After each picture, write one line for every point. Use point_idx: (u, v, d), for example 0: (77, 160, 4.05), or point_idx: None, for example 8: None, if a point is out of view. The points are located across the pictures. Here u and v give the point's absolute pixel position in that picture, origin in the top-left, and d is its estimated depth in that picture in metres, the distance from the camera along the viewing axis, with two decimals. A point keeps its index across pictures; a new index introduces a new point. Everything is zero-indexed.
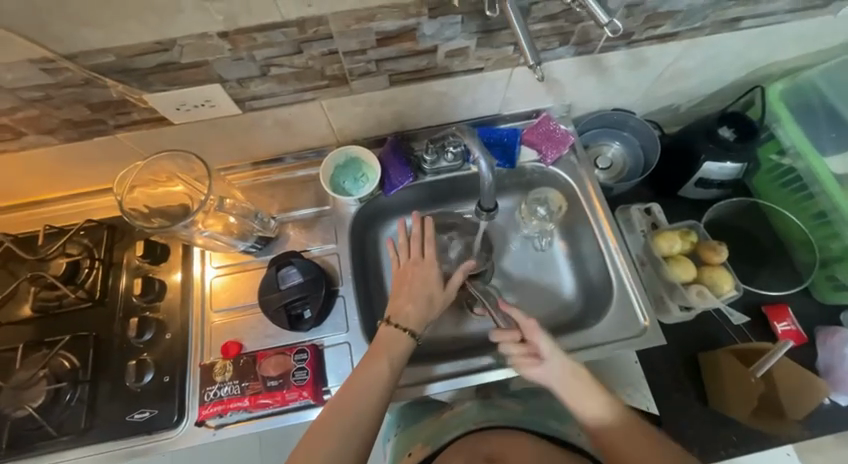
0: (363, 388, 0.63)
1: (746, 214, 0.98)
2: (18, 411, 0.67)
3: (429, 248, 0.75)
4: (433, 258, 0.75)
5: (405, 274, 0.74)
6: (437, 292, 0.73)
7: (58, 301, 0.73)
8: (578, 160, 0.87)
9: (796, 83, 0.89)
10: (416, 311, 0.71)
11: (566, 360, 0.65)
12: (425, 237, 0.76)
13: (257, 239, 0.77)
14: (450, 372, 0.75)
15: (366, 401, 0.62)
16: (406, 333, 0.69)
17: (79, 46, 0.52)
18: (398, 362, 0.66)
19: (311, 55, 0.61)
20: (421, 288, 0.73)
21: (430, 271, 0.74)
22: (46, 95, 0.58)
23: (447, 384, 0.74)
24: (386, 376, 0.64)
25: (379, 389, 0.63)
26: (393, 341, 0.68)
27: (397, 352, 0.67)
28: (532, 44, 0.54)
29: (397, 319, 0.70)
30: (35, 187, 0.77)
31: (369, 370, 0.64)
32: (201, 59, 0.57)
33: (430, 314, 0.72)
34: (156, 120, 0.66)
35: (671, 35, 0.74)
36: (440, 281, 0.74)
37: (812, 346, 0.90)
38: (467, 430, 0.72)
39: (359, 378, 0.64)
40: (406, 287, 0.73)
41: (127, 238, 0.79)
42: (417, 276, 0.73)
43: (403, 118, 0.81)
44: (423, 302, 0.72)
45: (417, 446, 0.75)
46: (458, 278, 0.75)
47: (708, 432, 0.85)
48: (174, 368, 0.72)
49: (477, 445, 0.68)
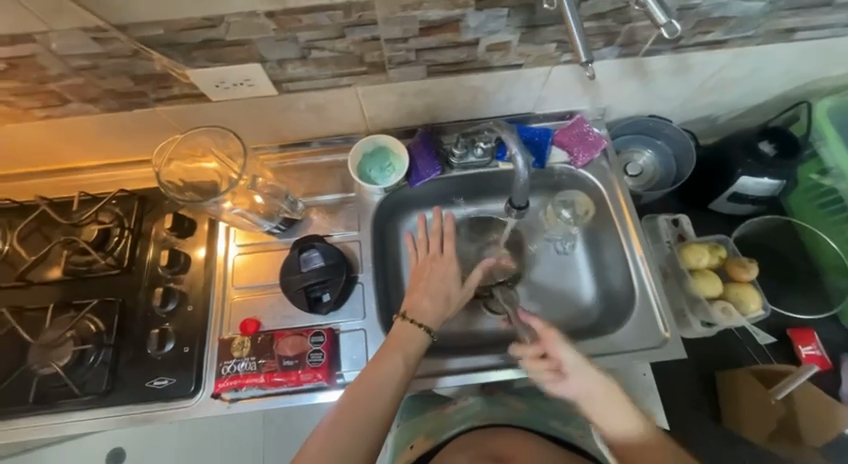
0: (377, 384, 0.64)
1: (777, 234, 0.96)
2: (44, 368, 0.69)
3: (448, 245, 0.76)
4: (453, 255, 0.75)
5: (422, 270, 0.74)
6: (454, 290, 0.73)
7: (88, 266, 0.76)
8: (609, 165, 0.85)
9: (846, 101, 0.85)
10: (433, 307, 0.71)
11: (591, 374, 0.64)
12: (445, 232, 0.76)
13: (282, 220, 0.78)
14: (462, 368, 0.75)
15: (380, 397, 0.63)
16: (420, 329, 0.69)
17: (131, 17, 0.53)
18: (412, 359, 0.67)
19: (352, 40, 0.61)
20: (438, 284, 0.73)
21: (448, 269, 0.74)
22: (93, 64, 0.59)
23: (458, 380, 0.73)
24: (401, 371, 0.65)
25: (394, 382, 0.64)
26: (409, 337, 0.68)
27: (411, 348, 0.67)
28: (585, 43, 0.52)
29: (414, 315, 0.70)
30: (72, 154, 0.79)
31: (385, 368, 0.65)
32: (246, 37, 0.57)
33: (446, 312, 0.72)
34: (194, 96, 0.67)
35: (720, 42, 0.71)
36: (458, 279, 0.74)
37: (836, 374, 0.87)
38: (473, 427, 0.73)
39: (375, 374, 0.65)
40: (424, 283, 0.73)
41: (155, 210, 0.80)
42: (435, 273, 0.73)
43: (435, 110, 0.80)
44: (441, 299, 0.72)
45: (420, 438, 0.76)
46: (477, 275, 0.75)
47: (719, 452, 0.84)
48: (194, 340, 0.73)
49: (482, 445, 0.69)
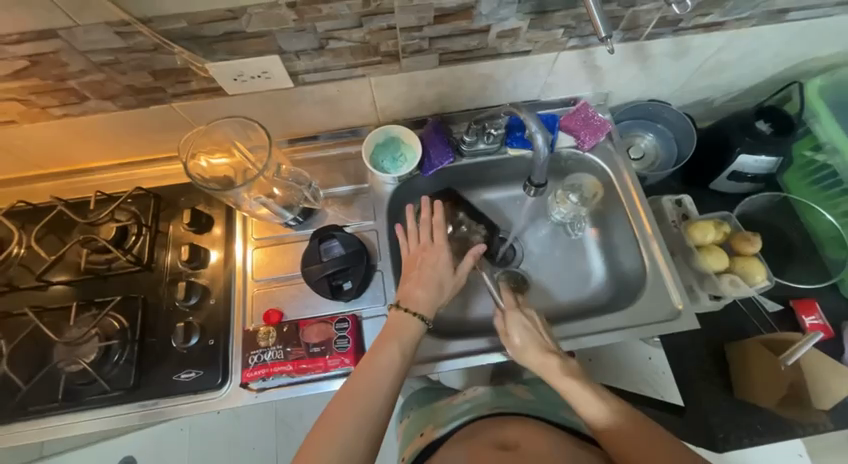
0: (369, 377, 0.63)
1: (776, 210, 0.99)
2: (72, 365, 0.69)
3: (438, 233, 0.77)
4: (443, 242, 0.76)
5: (414, 259, 0.75)
6: (447, 277, 0.74)
7: (108, 264, 0.76)
8: (615, 148, 0.88)
9: (836, 79, 0.89)
10: (426, 295, 0.71)
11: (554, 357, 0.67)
12: (434, 222, 0.78)
13: (300, 211, 0.80)
14: (462, 351, 0.77)
15: (376, 390, 0.62)
16: (415, 317, 0.69)
17: (155, 11, 0.54)
18: (408, 348, 0.67)
19: (369, 30, 0.62)
20: (430, 272, 0.74)
21: (438, 257, 0.75)
22: (115, 59, 0.60)
23: (452, 363, 0.76)
24: (398, 360, 0.65)
25: (394, 372, 0.64)
26: (401, 325, 0.68)
27: (406, 338, 0.67)
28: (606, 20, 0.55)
29: (407, 303, 0.71)
30: (86, 154, 0.80)
31: (377, 361, 0.64)
32: (266, 29, 0.58)
33: (440, 299, 0.72)
34: (212, 90, 0.68)
35: (718, 24, 0.74)
36: (449, 266, 0.75)
37: (838, 341, 0.90)
38: (480, 415, 0.73)
39: (371, 368, 0.64)
40: (417, 271, 0.73)
41: (172, 208, 0.81)
42: (426, 260, 0.75)
43: (444, 99, 0.82)
44: (434, 287, 0.72)
45: (430, 427, 0.77)
46: (469, 261, 0.76)
47: (732, 421, 0.87)
48: (219, 332, 0.74)
49: (488, 431, 0.69)
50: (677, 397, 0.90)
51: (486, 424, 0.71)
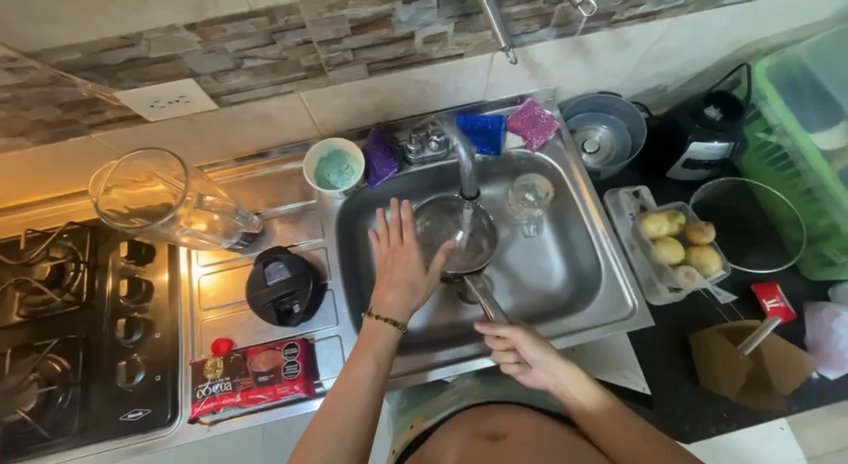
0: (347, 392, 0.61)
1: (735, 194, 0.98)
2: (10, 415, 0.66)
3: (408, 232, 0.72)
4: (413, 242, 0.72)
5: (384, 263, 0.72)
6: (419, 278, 0.70)
7: (44, 305, 0.73)
8: (565, 146, 0.86)
9: (782, 59, 0.87)
10: (398, 298, 0.68)
11: (558, 362, 0.67)
12: (404, 221, 0.73)
13: (242, 236, 0.77)
14: (450, 358, 0.76)
15: (355, 404, 0.60)
16: (388, 323, 0.67)
17: (43, 44, 0.51)
18: (384, 357, 0.65)
19: (284, 46, 0.60)
20: (401, 274, 0.70)
21: (408, 258, 0.71)
22: (14, 95, 0.57)
23: (444, 371, 0.75)
24: (375, 372, 0.63)
25: (370, 385, 0.62)
26: (375, 334, 0.66)
27: (381, 346, 0.65)
28: (505, 28, 0.56)
29: (379, 309, 0.68)
30: (13, 192, 0.76)
31: (358, 373, 0.63)
32: (171, 53, 0.56)
33: (413, 300, 0.69)
34: (130, 118, 0.65)
35: (653, 13, 0.72)
36: (420, 266, 0.71)
37: (800, 323, 0.90)
38: (468, 404, 0.71)
39: (349, 382, 0.62)
40: (388, 275, 0.70)
41: (110, 241, 0.78)
42: (396, 263, 0.71)
43: (384, 108, 0.79)
44: (405, 289, 0.69)
45: (419, 419, 0.74)
46: (440, 260, 0.71)
47: (698, 409, 0.86)
48: (165, 367, 0.72)
49: (477, 422, 0.66)
50: (645, 386, 0.87)
51: (475, 414, 0.68)
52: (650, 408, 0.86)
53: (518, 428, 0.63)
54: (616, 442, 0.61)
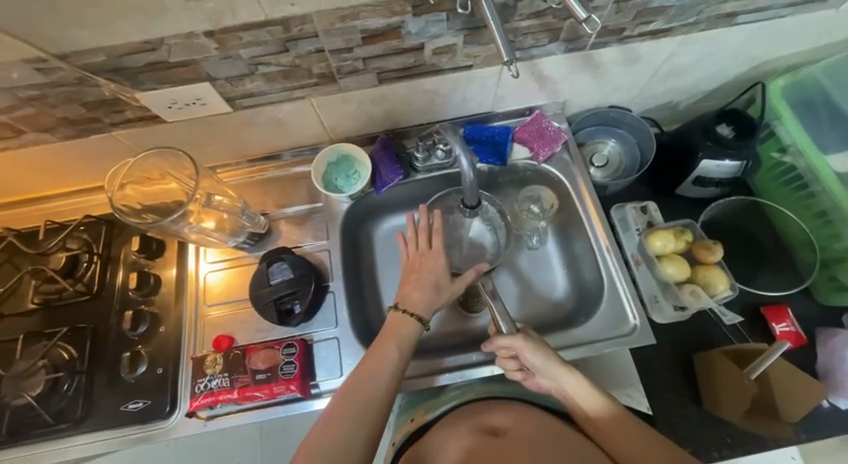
0: (368, 378, 0.63)
1: (747, 214, 0.95)
2: (18, 399, 0.69)
3: (436, 238, 0.75)
4: (441, 248, 0.74)
5: (413, 264, 0.74)
6: (445, 282, 0.73)
7: (58, 294, 0.76)
8: (571, 159, 0.86)
9: (798, 79, 0.86)
10: (423, 297, 0.71)
11: (559, 369, 0.68)
12: (434, 228, 0.75)
13: (248, 235, 0.79)
14: (456, 364, 0.76)
15: (377, 390, 0.63)
16: (413, 319, 0.69)
17: (71, 46, 0.54)
18: (407, 348, 0.67)
19: (297, 53, 0.62)
20: (428, 275, 0.72)
21: (436, 262, 0.73)
22: (42, 93, 0.60)
23: (454, 376, 0.74)
24: (396, 363, 0.65)
25: (391, 374, 0.64)
26: (399, 326, 0.68)
27: (405, 337, 0.67)
28: (508, 41, 0.54)
29: (405, 304, 0.70)
30: (36, 184, 0.80)
31: (377, 361, 0.65)
32: (189, 58, 0.58)
33: (438, 300, 0.71)
34: (149, 118, 0.68)
35: (664, 30, 0.73)
36: (447, 271, 0.73)
37: (811, 349, 0.87)
38: (468, 400, 0.74)
39: (371, 370, 0.64)
40: (415, 275, 0.73)
41: (123, 235, 0.81)
42: (425, 265, 0.73)
43: (394, 116, 0.81)
44: (430, 288, 0.71)
45: (420, 413, 0.77)
46: (471, 273, 0.73)
47: (699, 433, 0.84)
48: (167, 361, 0.73)
49: (475, 415, 0.70)
50: (647, 406, 0.85)
51: (479, 408, 0.72)
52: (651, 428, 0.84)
53: (518, 424, 0.68)
54: (618, 444, 0.63)
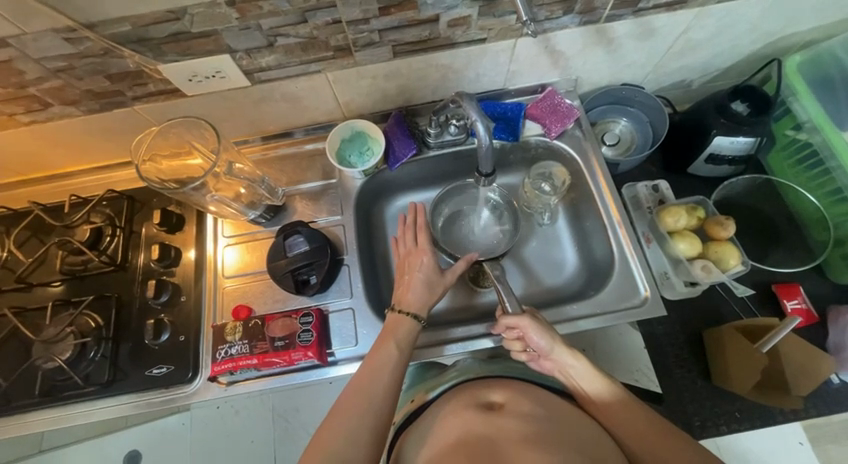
0: (366, 378, 0.62)
1: (761, 192, 0.94)
2: (49, 362, 0.72)
3: (422, 238, 0.76)
4: (426, 246, 0.75)
5: (403, 265, 0.75)
6: (435, 277, 0.73)
7: (84, 265, 0.79)
8: (583, 135, 0.87)
9: (816, 54, 0.85)
10: (419, 296, 0.71)
11: (564, 351, 0.68)
12: (420, 225, 0.78)
13: (265, 208, 0.81)
14: (462, 335, 0.77)
15: (377, 392, 0.61)
16: (409, 317, 0.69)
17: (98, 16, 0.56)
18: (405, 346, 0.67)
19: (315, 24, 0.63)
20: (419, 274, 0.73)
21: (422, 259, 0.74)
22: (69, 65, 0.62)
23: (459, 346, 0.76)
24: (392, 367, 0.64)
25: (395, 372, 0.63)
26: (395, 326, 0.68)
27: (402, 336, 0.67)
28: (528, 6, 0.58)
29: (401, 305, 0.71)
30: (60, 159, 0.83)
31: (378, 359, 0.64)
32: (210, 28, 0.60)
33: (432, 299, 0.71)
34: (170, 91, 0.70)
35: (680, 2, 0.72)
36: (436, 268, 0.74)
37: (822, 326, 0.87)
38: (469, 378, 0.72)
39: (362, 388, 0.62)
40: (407, 276, 0.73)
41: (145, 210, 0.83)
42: (413, 265, 0.74)
43: (407, 91, 0.82)
44: (423, 286, 0.72)
45: (420, 393, 0.73)
46: (461, 266, 0.75)
47: (708, 406, 0.85)
48: (189, 329, 0.76)
49: (474, 391, 0.68)
50: (657, 385, 0.87)
51: (472, 385, 0.69)
52: (660, 405, 0.85)
53: (514, 399, 0.65)
54: (618, 424, 0.63)
